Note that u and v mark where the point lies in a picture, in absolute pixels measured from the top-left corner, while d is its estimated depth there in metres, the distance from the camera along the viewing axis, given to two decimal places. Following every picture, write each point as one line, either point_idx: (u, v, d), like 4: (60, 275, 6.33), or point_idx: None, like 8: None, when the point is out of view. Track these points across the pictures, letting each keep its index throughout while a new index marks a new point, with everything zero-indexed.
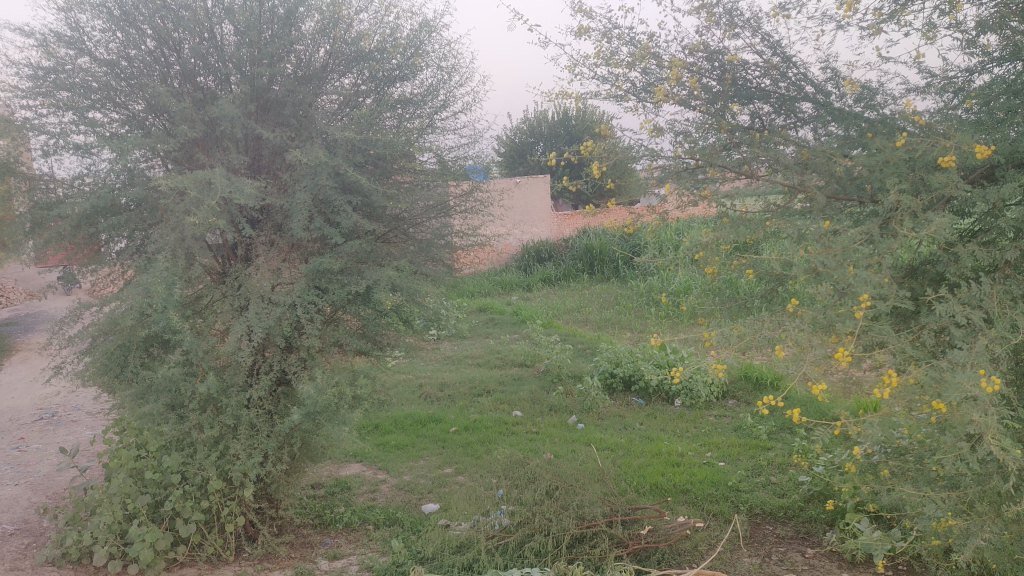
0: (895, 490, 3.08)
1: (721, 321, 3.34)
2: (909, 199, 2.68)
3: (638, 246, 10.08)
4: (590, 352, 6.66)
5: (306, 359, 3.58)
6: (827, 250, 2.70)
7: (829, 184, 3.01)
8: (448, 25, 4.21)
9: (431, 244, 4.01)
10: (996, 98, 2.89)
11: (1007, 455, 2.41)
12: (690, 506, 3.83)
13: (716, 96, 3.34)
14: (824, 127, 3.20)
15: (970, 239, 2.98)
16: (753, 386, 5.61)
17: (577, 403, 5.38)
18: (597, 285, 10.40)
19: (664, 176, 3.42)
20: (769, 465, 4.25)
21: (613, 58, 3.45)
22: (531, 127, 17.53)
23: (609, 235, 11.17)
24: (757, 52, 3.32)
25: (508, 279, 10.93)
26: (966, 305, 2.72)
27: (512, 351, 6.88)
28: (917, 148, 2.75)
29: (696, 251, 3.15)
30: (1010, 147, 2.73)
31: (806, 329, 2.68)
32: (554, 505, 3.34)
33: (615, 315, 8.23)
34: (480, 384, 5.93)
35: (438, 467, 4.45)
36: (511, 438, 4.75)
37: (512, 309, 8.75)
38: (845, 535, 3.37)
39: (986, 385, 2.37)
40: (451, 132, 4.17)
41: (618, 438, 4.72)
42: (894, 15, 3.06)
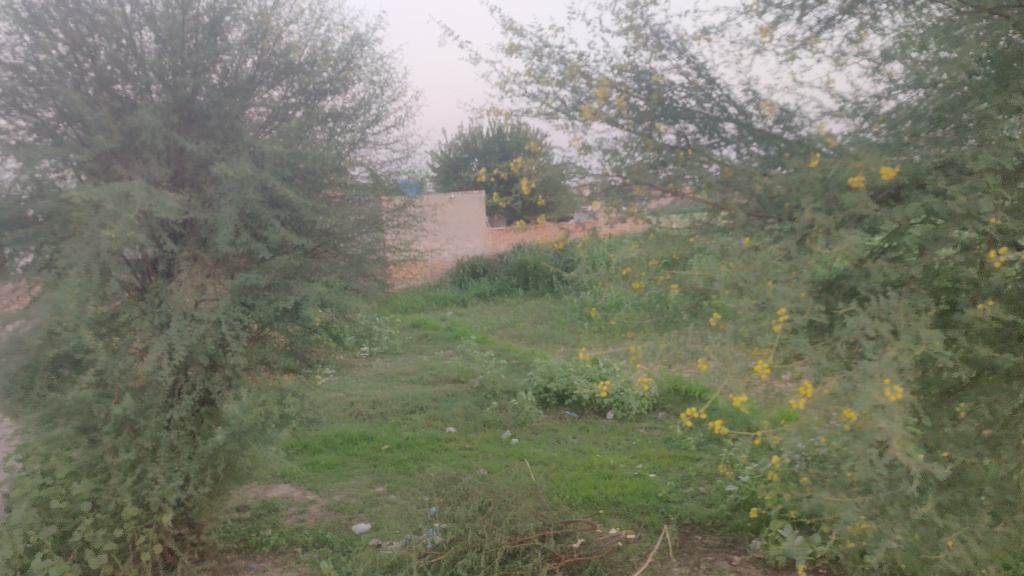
0: (814, 497, 3.22)
1: (647, 336, 3.39)
2: (822, 217, 2.85)
3: (572, 262, 10.23)
4: (524, 366, 6.67)
5: (231, 377, 3.49)
6: (748, 266, 2.92)
7: (750, 203, 3.14)
8: (381, 39, 4.17)
9: (362, 259, 3.88)
10: (902, 123, 3.06)
11: (912, 461, 2.55)
12: (622, 518, 3.87)
13: (642, 115, 3.36)
14: (746, 147, 3.28)
15: (881, 256, 3.11)
16: (682, 398, 5.71)
17: (511, 418, 5.35)
18: (531, 299, 10.50)
19: (591, 194, 3.31)
20: (698, 475, 4.30)
21: (543, 76, 3.40)
22: (466, 143, 17.55)
23: (543, 251, 11.30)
24: (683, 73, 3.34)
25: (440, 294, 10.85)
26: (875, 318, 2.88)
27: (446, 367, 6.80)
28: (830, 169, 2.90)
29: (624, 266, 3.23)
30: (914, 169, 2.92)
31: (728, 342, 2.95)
32: (487, 522, 3.40)
33: (548, 330, 8.30)
34: (413, 401, 5.83)
35: (369, 486, 4.35)
36: (443, 455, 4.69)
37: (446, 324, 8.67)
38: (769, 542, 3.49)
39: (891, 392, 2.55)
40: (382, 147, 4.11)
41: (551, 452, 4.72)
42: (807, 42, 3.12)
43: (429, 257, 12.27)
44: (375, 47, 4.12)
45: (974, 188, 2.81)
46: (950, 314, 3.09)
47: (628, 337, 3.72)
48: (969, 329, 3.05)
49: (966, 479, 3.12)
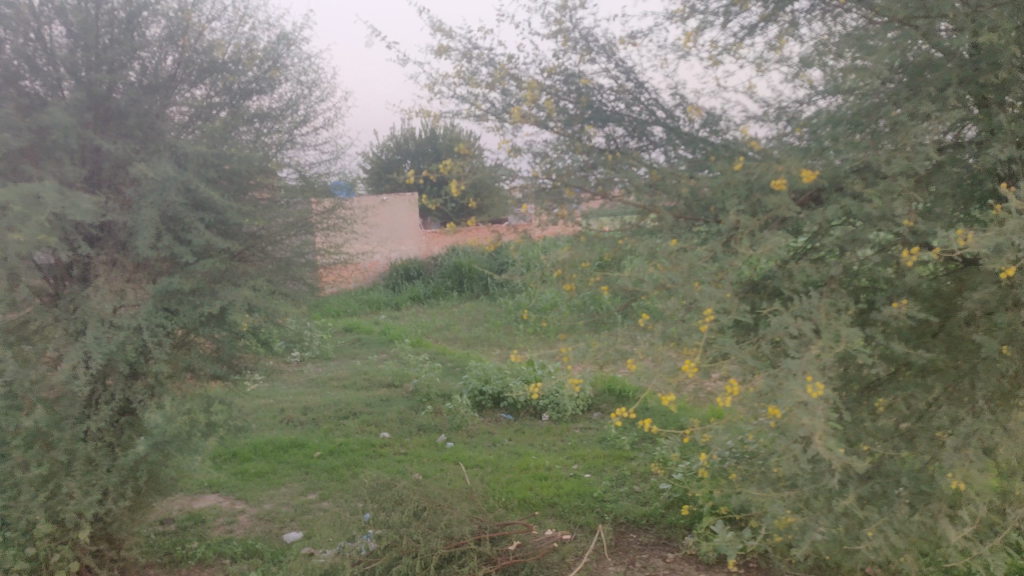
0: (742, 493, 3.30)
1: (579, 339, 3.45)
2: (747, 219, 2.92)
3: (508, 264, 10.27)
4: (459, 369, 6.65)
5: (154, 386, 3.35)
6: (675, 267, 2.96)
7: (677, 206, 3.16)
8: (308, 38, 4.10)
9: (290, 263, 3.81)
10: (822, 128, 3.12)
11: (832, 455, 2.63)
12: (558, 519, 3.89)
13: (571, 118, 3.39)
14: (674, 150, 3.32)
15: (803, 257, 3.20)
16: (616, 399, 5.76)
17: (446, 422, 5.31)
18: (466, 302, 10.50)
19: (522, 196, 3.30)
20: (633, 474, 4.35)
21: (472, 78, 3.39)
22: (398, 145, 17.44)
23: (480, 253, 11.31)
24: (612, 77, 3.38)
25: (374, 298, 10.74)
26: (797, 318, 2.97)
27: (380, 371, 6.71)
28: (753, 172, 2.97)
29: (554, 269, 3.30)
30: (834, 173, 3.00)
31: (657, 342, 2.99)
32: (422, 527, 3.37)
33: (484, 332, 8.30)
34: (346, 406, 5.72)
35: (301, 494, 4.25)
36: (377, 461, 4.63)
37: (380, 328, 8.56)
38: (701, 538, 3.56)
39: (813, 389, 2.62)
40: (311, 149, 4.06)
41: (487, 455, 4.70)
42: (729, 48, 3.19)
43: (361, 260, 12.09)
44: (302, 46, 4.04)
45: (889, 192, 2.90)
46: (868, 313, 3.20)
47: (561, 339, 3.75)
48: (886, 326, 3.16)
49: (884, 471, 3.22)
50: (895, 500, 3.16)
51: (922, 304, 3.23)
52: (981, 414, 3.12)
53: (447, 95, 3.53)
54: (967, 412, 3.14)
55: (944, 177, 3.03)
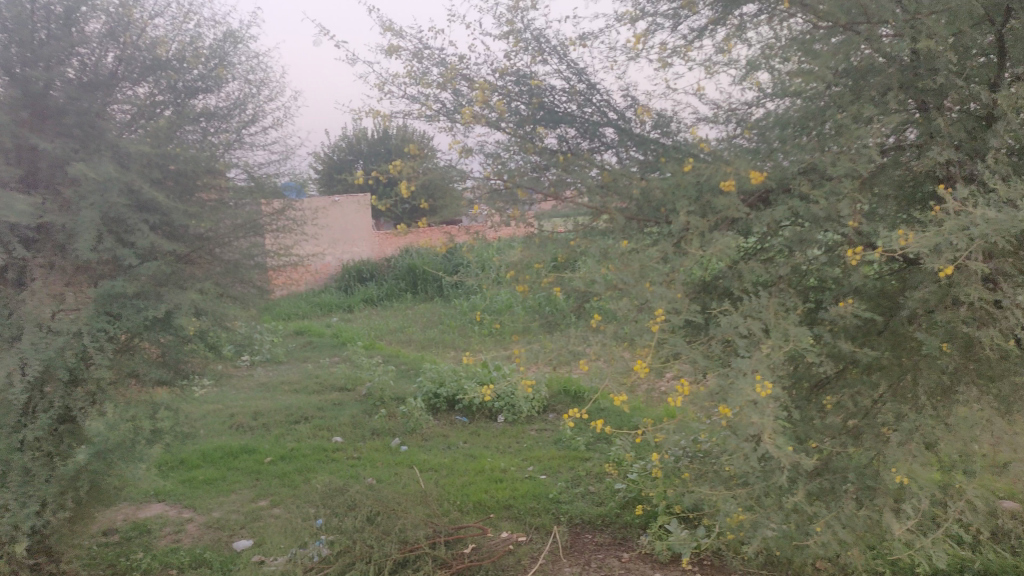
0: (695, 492, 3.34)
1: (532, 339, 3.45)
2: (697, 220, 2.94)
3: (463, 266, 10.24)
4: (413, 372, 6.59)
5: (95, 393, 3.25)
6: (627, 268, 2.97)
7: (629, 206, 3.18)
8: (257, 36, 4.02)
9: (239, 265, 3.74)
10: (770, 129, 3.18)
11: (780, 453, 2.66)
12: (513, 521, 3.87)
13: (523, 119, 3.39)
14: (626, 151, 3.32)
15: (753, 257, 3.25)
16: (571, 399, 5.77)
17: (400, 425, 5.26)
18: (420, 304, 10.43)
19: (475, 197, 3.28)
20: (588, 475, 4.35)
21: (423, 78, 3.35)
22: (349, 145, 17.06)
23: (434, 255, 11.26)
24: (563, 78, 3.37)
25: (326, 300, 10.61)
26: (747, 317, 3.00)
27: (332, 375, 6.61)
28: (703, 173, 2.99)
29: (507, 270, 3.27)
30: (781, 174, 3.07)
31: (609, 342, 3.00)
32: (376, 531, 3.33)
33: (438, 334, 8.26)
34: (297, 411, 5.63)
35: (251, 501, 4.17)
36: (330, 466, 4.56)
37: (333, 330, 8.44)
38: (657, 537, 3.58)
39: (761, 388, 2.66)
40: (259, 150, 3.98)
41: (441, 458, 4.67)
42: (678, 51, 3.22)
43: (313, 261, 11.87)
44: (250, 44, 3.96)
45: (834, 193, 2.95)
46: (815, 312, 3.27)
47: (515, 341, 3.74)
48: (832, 325, 3.22)
49: (833, 467, 3.29)
50: (842, 495, 3.22)
51: (868, 302, 3.30)
52: (924, 410, 3.18)
53: (398, 96, 3.49)
54: (911, 408, 3.18)
55: (886, 179, 3.10)
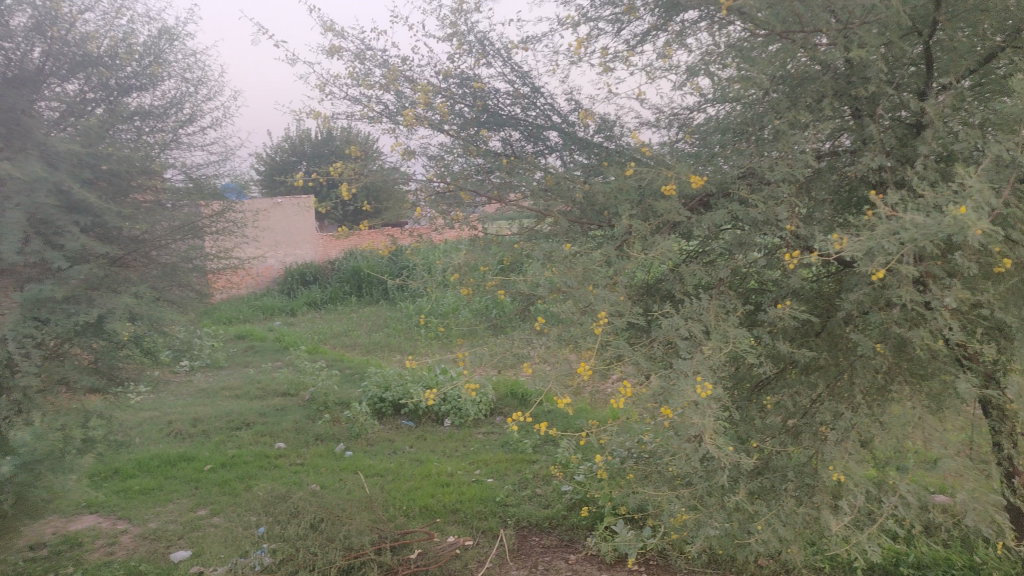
0: (640, 492, 3.37)
1: (477, 342, 3.43)
2: (639, 224, 2.97)
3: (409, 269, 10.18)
4: (357, 376, 6.52)
5: (21, 402, 3.05)
6: (570, 271, 2.97)
7: (572, 210, 3.21)
8: (192, 34, 4.05)
9: (177, 268, 3.71)
10: (711, 134, 3.30)
11: (722, 454, 2.70)
12: (460, 525, 3.86)
13: (467, 122, 3.39)
14: (569, 155, 3.35)
15: (695, 260, 3.30)
16: (519, 402, 5.77)
17: (345, 430, 5.20)
18: (364, 307, 10.33)
19: (418, 200, 3.31)
20: (535, 478, 4.35)
21: (365, 79, 3.32)
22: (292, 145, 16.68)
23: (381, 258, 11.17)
24: (507, 81, 3.38)
25: (268, 303, 10.43)
26: (689, 320, 3.04)
27: (274, 380, 6.49)
28: (645, 177, 3.02)
29: (451, 273, 3.22)
30: (721, 178, 3.12)
31: (553, 346, 3.00)
32: (320, 539, 3.28)
33: (384, 338, 8.20)
34: (238, 417, 5.51)
35: (189, 510, 4.05)
36: (272, 472, 4.48)
37: (275, 334, 8.29)
38: (604, 538, 3.59)
39: (701, 389, 2.67)
40: (198, 149, 4.01)
41: (387, 463, 4.62)
42: (619, 56, 3.25)
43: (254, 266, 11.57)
44: (186, 42, 3.99)
45: (772, 198, 3.01)
46: (756, 314, 3.35)
47: (460, 343, 3.72)
48: (771, 327, 3.28)
49: (772, 466, 3.36)
50: (781, 493, 3.28)
51: (807, 303, 3.43)
52: (858, 409, 3.23)
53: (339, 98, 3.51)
54: (846, 407, 3.22)
55: (823, 184, 3.23)
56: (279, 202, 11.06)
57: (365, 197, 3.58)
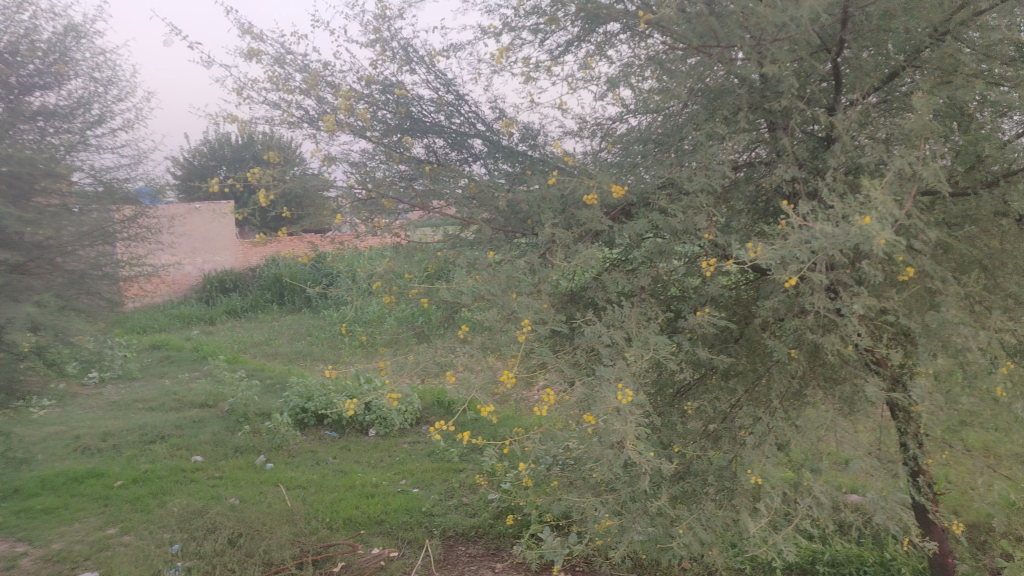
0: (564, 499, 3.39)
1: (400, 350, 3.40)
2: (561, 232, 2.98)
3: (335, 277, 10.06)
4: (279, 386, 6.37)
5: None
6: (493, 279, 2.96)
7: (495, 218, 3.21)
8: (101, 31, 3.93)
9: (85, 276, 3.62)
10: (632, 145, 3.39)
11: (643, 459, 2.72)
12: (385, 536, 3.81)
13: (389, 129, 3.39)
14: (494, 163, 3.37)
15: (617, 268, 3.35)
16: (445, 410, 5.75)
17: (266, 442, 5.08)
18: (287, 316, 10.17)
19: (338, 207, 3.26)
20: (461, 486, 4.33)
21: (285, 84, 3.26)
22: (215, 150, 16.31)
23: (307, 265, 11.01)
24: (431, 88, 3.37)
25: (186, 312, 10.14)
26: (611, 327, 3.07)
27: (191, 391, 6.27)
28: (567, 186, 3.04)
29: (373, 281, 3.14)
30: (641, 189, 3.18)
31: (476, 354, 2.99)
32: (238, 555, 3.34)
33: (307, 347, 8.08)
34: (152, 430, 5.31)
35: (98, 529, 3.86)
36: (188, 487, 4.33)
37: (192, 344, 8.04)
38: (531, 546, 3.59)
39: (622, 395, 2.66)
40: (108, 151, 3.92)
41: (310, 475, 4.52)
42: (542, 65, 3.28)
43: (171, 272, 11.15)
44: (94, 40, 3.87)
45: (691, 207, 3.07)
46: (676, 321, 3.40)
47: (382, 352, 3.68)
48: (691, 334, 3.35)
49: (694, 471, 3.43)
50: (703, 497, 3.35)
51: (726, 311, 3.52)
52: (775, 413, 3.33)
53: (257, 102, 3.48)
54: (764, 411, 3.32)
55: (739, 195, 3.32)
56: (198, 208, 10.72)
57: (284, 203, 3.50)
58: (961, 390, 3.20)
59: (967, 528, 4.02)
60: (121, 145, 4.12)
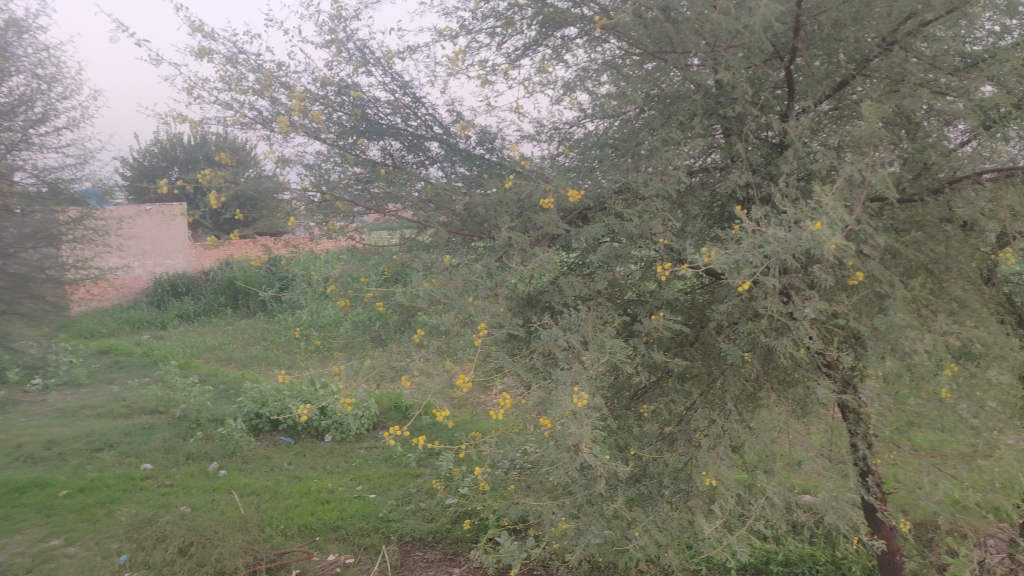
0: (521, 503, 3.39)
1: (355, 355, 3.37)
2: (518, 236, 2.97)
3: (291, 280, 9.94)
4: (233, 392, 6.27)
5: None
6: (450, 282, 2.95)
7: (452, 221, 3.22)
8: (46, 26, 3.84)
9: (28, 278, 3.45)
10: (590, 149, 3.45)
11: (598, 462, 2.72)
12: (341, 542, 3.77)
13: (344, 131, 3.38)
14: (451, 166, 3.37)
15: (574, 271, 3.35)
16: (401, 415, 5.71)
17: (219, 448, 4.99)
18: (241, 321, 10.05)
19: (293, 211, 3.17)
20: (418, 492, 4.30)
21: (237, 84, 3.20)
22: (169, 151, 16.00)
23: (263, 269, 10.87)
24: (387, 90, 3.36)
25: (136, 316, 9.93)
26: (567, 330, 3.07)
27: (142, 397, 6.12)
28: (524, 190, 3.04)
29: (328, 285, 3.16)
30: (597, 193, 3.21)
31: (431, 358, 2.97)
32: (188, 565, 3.29)
33: (261, 351, 7.98)
34: (100, 437, 5.18)
35: (42, 540, 3.73)
36: (138, 496, 4.23)
37: (142, 349, 7.86)
38: (489, 550, 3.58)
39: (578, 398, 2.67)
40: (52, 150, 3.87)
41: (264, 481, 4.45)
42: (498, 69, 3.28)
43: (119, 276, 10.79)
44: (37, 35, 3.77)
45: (646, 212, 3.10)
46: (632, 324, 3.41)
47: (338, 358, 3.64)
48: (647, 337, 3.37)
49: (650, 473, 3.47)
50: (659, 499, 3.38)
51: (681, 314, 3.55)
52: (730, 415, 3.37)
53: (208, 101, 3.43)
54: (719, 413, 3.36)
55: (695, 200, 3.36)
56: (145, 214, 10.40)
57: (236, 205, 3.46)
58: (909, 391, 3.29)
59: (915, 527, 4.14)
60: (68, 144, 4.02)
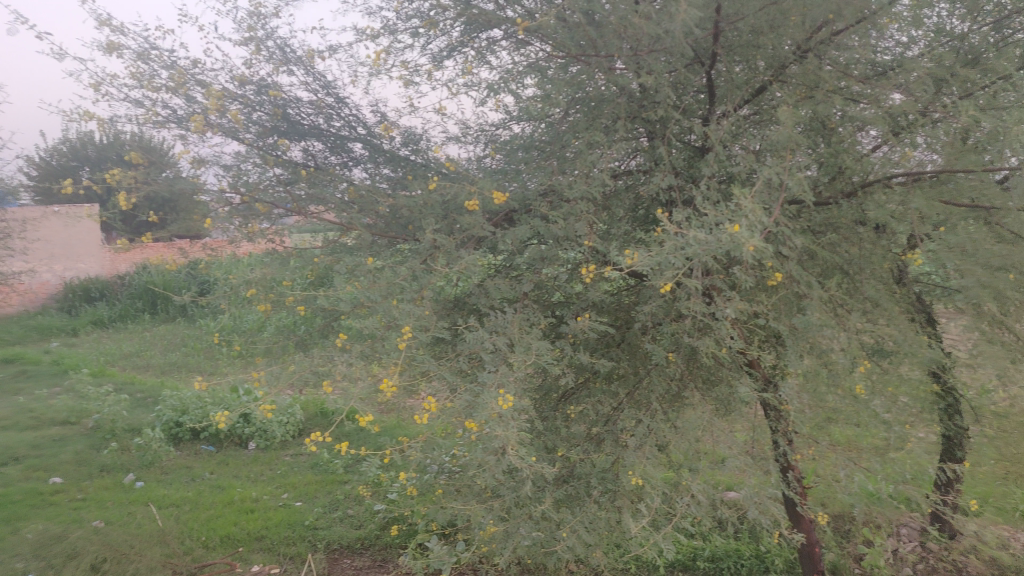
0: (449, 506, 3.37)
1: (276, 360, 3.29)
2: (442, 239, 2.94)
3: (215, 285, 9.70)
4: (151, 401, 6.06)
5: None
6: (373, 285, 2.90)
7: (376, 223, 3.18)
8: None
9: None
10: (516, 151, 3.47)
11: (524, 464, 2.72)
12: (265, 552, 3.69)
13: (264, 130, 3.30)
14: (375, 167, 3.34)
15: (501, 274, 3.35)
16: (326, 421, 5.63)
17: (136, 459, 4.81)
18: (160, 327, 9.77)
19: (210, 212, 3.11)
20: (346, 498, 4.24)
21: (148, 82, 3.10)
22: None
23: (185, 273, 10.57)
24: (309, 91, 3.32)
25: (47, 324, 9.51)
26: (493, 333, 3.06)
27: (52, 407, 5.84)
28: (448, 192, 3.02)
29: (246, 288, 3.04)
30: (523, 195, 3.22)
31: (355, 362, 2.92)
32: None
33: (181, 358, 7.75)
34: (6, 451, 4.92)
35: None
36: (48, 511, 4.04)
37: (53, 357, 7.53)
38: (418, 555, 3.55)
39: (502, 401, 2.65)
40: None
41: (184, 492, 4.31)
42: (421, 69, 3.26)
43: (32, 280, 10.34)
44: None
45: (571, 214, 3.11)
46: (557, 326, 3.41)
47: (259, 363, 3.55)
48: (573, 339, 3.37)
49: (578, 474, 3.50)
50: (587, 499, 3.41)
51: (608, 315, 3.59)
52: (656, 414, 3.42)
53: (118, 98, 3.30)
54: (645, 413, 3.40)
55: (620, 203, 3.41)
56: (49, 220, 9.92)
57: (148, 206, 3.35)
58: (827, 388, 3.39)
59: (833, 519, 4.31)
60: None
